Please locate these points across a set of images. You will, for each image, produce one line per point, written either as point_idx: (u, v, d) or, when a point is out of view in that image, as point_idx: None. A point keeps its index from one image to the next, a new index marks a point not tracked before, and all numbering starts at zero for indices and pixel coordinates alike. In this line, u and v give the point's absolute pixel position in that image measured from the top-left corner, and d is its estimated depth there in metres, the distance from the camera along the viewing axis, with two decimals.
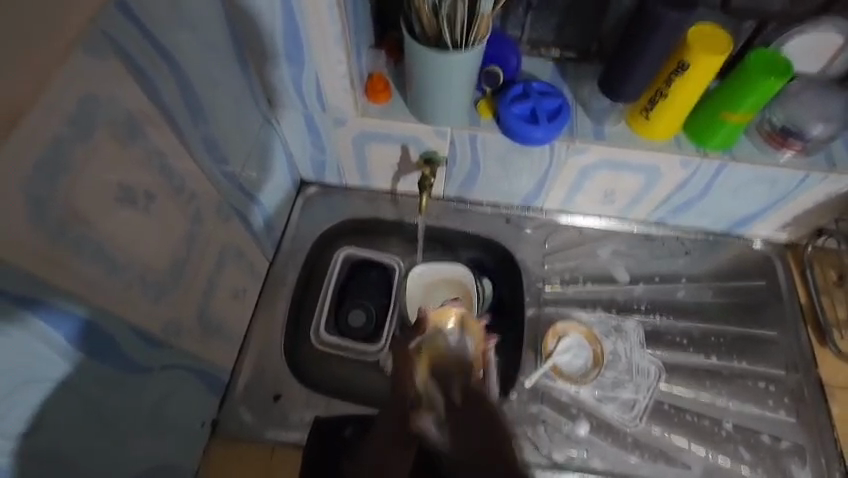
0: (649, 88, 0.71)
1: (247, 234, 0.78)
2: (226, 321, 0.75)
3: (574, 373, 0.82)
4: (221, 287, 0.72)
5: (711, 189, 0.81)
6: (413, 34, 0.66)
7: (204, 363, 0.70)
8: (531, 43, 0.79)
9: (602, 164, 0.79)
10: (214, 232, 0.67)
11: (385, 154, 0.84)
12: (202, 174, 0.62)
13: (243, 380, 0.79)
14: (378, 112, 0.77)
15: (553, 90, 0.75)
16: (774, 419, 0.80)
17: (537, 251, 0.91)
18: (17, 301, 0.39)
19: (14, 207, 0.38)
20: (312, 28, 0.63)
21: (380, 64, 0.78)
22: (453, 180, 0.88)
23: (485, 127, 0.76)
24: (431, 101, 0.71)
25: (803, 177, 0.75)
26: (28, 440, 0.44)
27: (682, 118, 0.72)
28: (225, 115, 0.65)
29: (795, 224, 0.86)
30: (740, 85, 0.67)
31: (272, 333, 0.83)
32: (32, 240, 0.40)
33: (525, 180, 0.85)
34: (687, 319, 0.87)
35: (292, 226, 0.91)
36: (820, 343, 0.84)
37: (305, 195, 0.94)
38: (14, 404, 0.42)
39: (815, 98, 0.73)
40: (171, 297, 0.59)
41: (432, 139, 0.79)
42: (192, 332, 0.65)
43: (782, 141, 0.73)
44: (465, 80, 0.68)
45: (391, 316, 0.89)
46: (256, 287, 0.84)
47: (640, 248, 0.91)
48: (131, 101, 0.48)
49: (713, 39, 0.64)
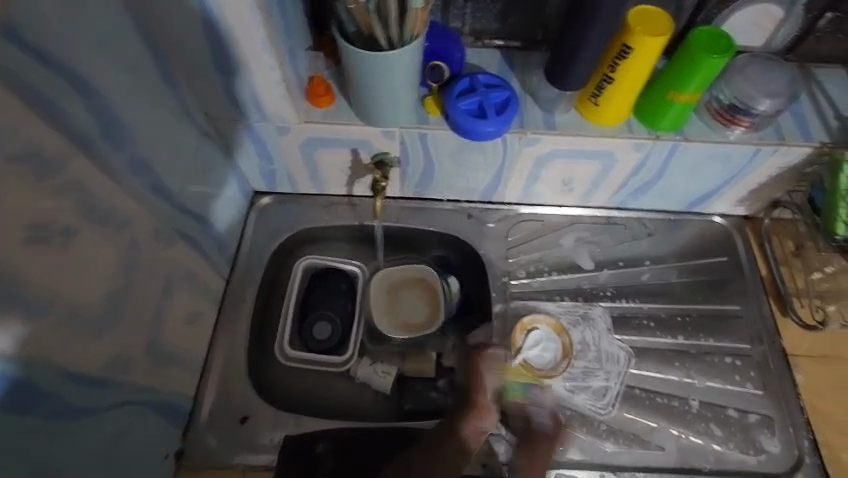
0: (594, 74, 0.70)
1: (196, 254, 0.74)
2: (181, 348, 0.72)
3: (545, 368, 0.81)
4: (172, 315, 0.68)
5: (666, 171, 0.80)
6: (345, 33, 0.63)
7: (161, 395, 0.67)
8: (475, 34, 0.77)
9: (556, 153, 0.78)
10: (157, 257, 0.63)
11: (335, 159, 0.81)
12: (135, 199, 0.58)
13: (206, 406, 0.76)
14: (321, 116, 0.74)
15: (500, 82, 0.73)
16: (742, 393, 0.81)
17: (501, 245, 0.90)
18: None
19: None
20: (238, 34, 0.60)
21: (320, 67, 0.75)
22: (409, 181, 0.86)
23: (434, 125, 0.73)
24: (374, 101, 0.69)
25: (754, 152, 0.75)
26: None
27: (631, 101, 0.70)
28: (155, 135, 0.61)
29: (751, 198, 0.87)
30: (684, 66, 0.66)
31: (233, 352, 0.80)
32: None
33: (481, 175, 0.83)
34: (653, 301, 0.87)
35: (247, 241, 0.88)
36: (782, 313, 0.85)
37: (259, 207, 0.91)
38: None
39: (758, 72, 0.71)
40: (110, 332, 0.56)
41: (381, 141, 0.76)
42: (142, 365, 0.62)
43: (730, 118, 0.72)
44: (406, 79, 0.66)
45: (358, 324, 0.87)
46: (212, 308, 0.81)
47: (602, 234, 0.91)
48: (36, 132, 0.44)
49: (654, 20, 0.63)
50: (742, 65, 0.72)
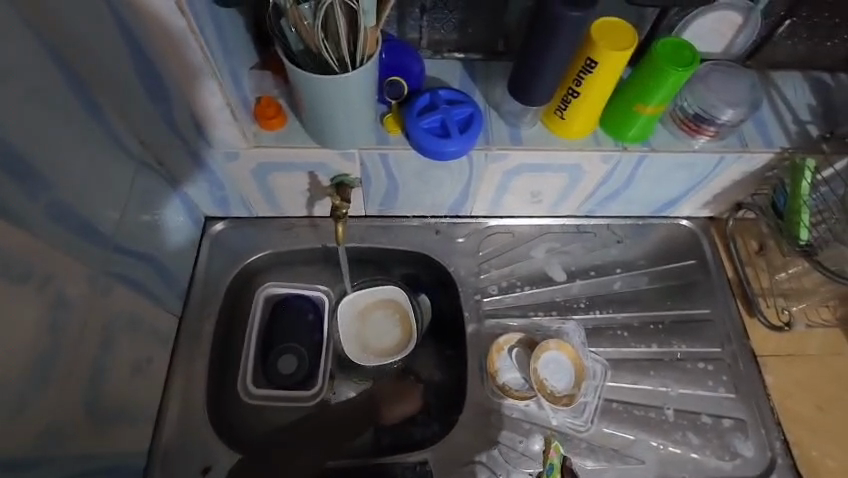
0: (560, 88, 0.67)
1: (141, 297, 0.67)
2: (128, 402, 0.65)
3: (522, 388, 0.79)
4: (115, 368, 0.62)
5: (634, 180, 0.79)
6: (292, 57, 0.58)
7: (108, 458, 0.61)
8: (435, 46, 0.73)
9: (523, 168, 0.75)
10: (91, 310, 0.57)
11: (292, 182, 0.76)
12: (57, 251, 0.51)
13: (162, 459, 0.70)
14: (273, 140, 0.68)
15: (463, 97, 0.69)
16: (715, 398, 0.81)
17: (471, 260, 0.87)
18: None
19: None
20: (170, 61, 0.54)
21: (268, 85, 0.69)
22: (372, 200, 0.81)
23: (395, 144, 0.69)
24: (329, 124, 0.64)
25: (718, 159, 0.75)
26: None
27: (597, 115, 0.69)
28: (79, 175, 0.54)
29: (716, 201, 0.87)
30: (649, 78, 0.65)
31: (190, 397, 0.74)
32: None
33: (448, 191, 0.80)
34: (625, 310, 0.86)
35: (200, 273, 0.82)
36: (749, 314, 0.86)
37: (212, 234, 0.84)
38: None
39: (720, 80, 0.71)
40: (35, 405, 0.49)
41: (340, 162, 0.71)
42: (80, 431, 0.56)
43: (695, 128, 0.71)
44: (362, 101, 0.61)
45: (326, 353, 0.83)
46: (164, 350, 0.75)
47: (573, 244, 0.89)
48: None
49: (618, 33, 0.60)
50: (704, 73, 0.72)
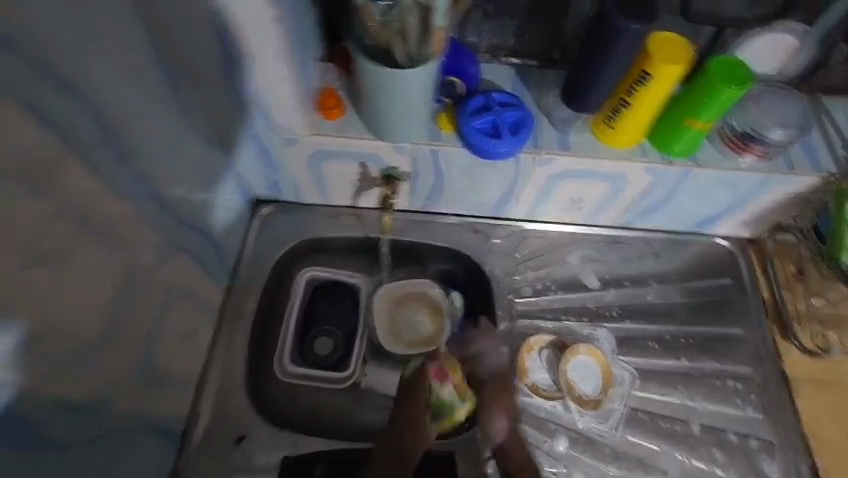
0: (611, 98, 0.69)
1: (196, 268, 0.71)
2: (178, 365, 0.69)
3: (550, 389, 0.80)
4: (169, 332, 0.66)
5: (676, 194, 0.80)
6: (364, 49, 0.61)
7: (156, 417, 0.65)
8: (491, 50, 0.75)
9: (567, 174, 0.77)
10: (156, 274, 0.60)
11: (343, 171, 0.79)
12: (135, 215, 0.55)
13: (201, 424, 0.74)
14: (331, 129, 0.72)
15: (515, 101, 0.72)
16: (743, 417, 0.81)
17: (507, 261, 0.89)
18: None
19: None
20: None
21: (331, 79, 0.73)
22: (416, 194, 0.84)
23: (447, 142, 0.72)
24: (388, 118, 0.67)
25: (763, 179, 0.75)
26: None
27: (646, 126, 0.70)
28: (159, 147, 0.58)
29: (756, 222, 0.87)
30: (702, 94, 0.66)
31: (231, 368, 0.78)
32: None
33: (491, 191, 0.82)
34: (657, 322, 0.87)
35: (247, 251, 0.86)
36: (783, 338, 0.86)
37: (261, 215, 0.88)
38: None
39: (772, 101, 0.72)
40: (106, 356, 0.53)
41: (391, 155, 0.74)
42: (138, 386, 0.59)
43: (743, 146, 0.72)
44: (422, 98, 0.64)
45: (360, 339, 0.85)
46: (211, 321, 0.78)
47: (609, 253, 0.91)
48: (35, 152, 0.41)
49: (675, 48, 0.62)
50: (757, 93, 0.73)
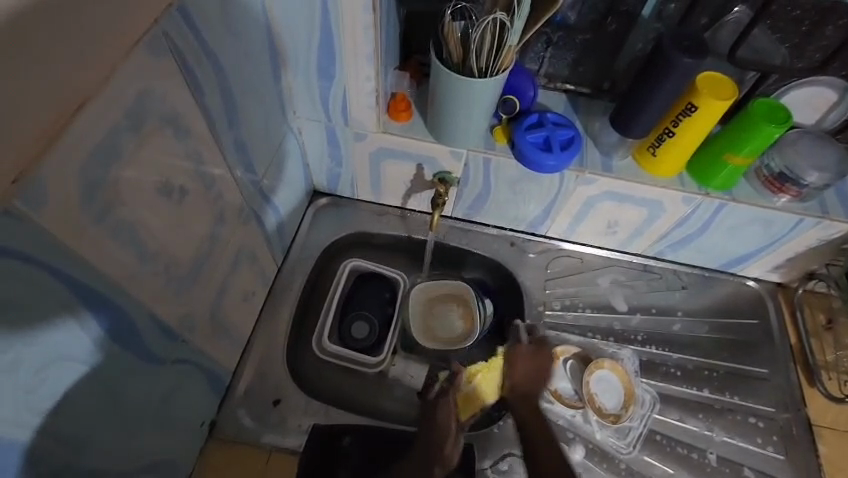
0: (657, 127, 0.75)
1: (261, 237, 0.79)
2: (234, 321, 0.76)
3: (573, 399, 0.83)
4: (233, 289, 0.73)
5: (709, 228, 0.85)
6: (441, 58, 0.70)
7: (211, 363, 0.71)
8: (548, 77, 0.83)
9: (607, 195, 0.82)
10: (235, 232, 0.68)
11: (399, 170, 0.87)
12: (230, 175, 0.64)
13: (243, 382, 0.80)
14: (398, 130, 0.80)
15: (567, 122, 0.79)
16: (763, 456, 0.81)
17: (539, 275, 0.93)
18: (65, 279, 0.40)
19: (72, 190, 0.39)
20: (347, 48, 0.67)
21: (403, 85, 0.80)
22: (463, 201, 0.91)
23: (500, 151, 0.79)
24: (451, 123, 0.75)
25: (797, 221, 0.79)
26: (53, 421, 0.44)
27: (686, 156, 0.76)
28: (255, 122, 0.67)
29: (787, 267, 0.90)
30: (742, 131, 0.72)
31: (275, 336, 0.84)
32: (82, 223, 0.41)
33: (532, 206, 0.88)
34: (681, 351, 0.89)
35: (301, 235, 0.94)
36: (809, 383, 0.87)
37: (317, 205, 0.97)
38: (43, 384, 0.42)
39: (809, 147, 0.76)
40: (190, 292, 0.60)
41: (447, 159, 0.82)
42: (204, 327, 0.66)
43: (779, 185, 0.76)
44: (485, 107, 0.72)
45: (394, 329, 0.90)
46: (263, 291, 0.85)
47: (638, 280, 0.94)
48: (179, 100, 0.50)
49: (719, 86, 0.68)
50: (794, 138, 0.77)
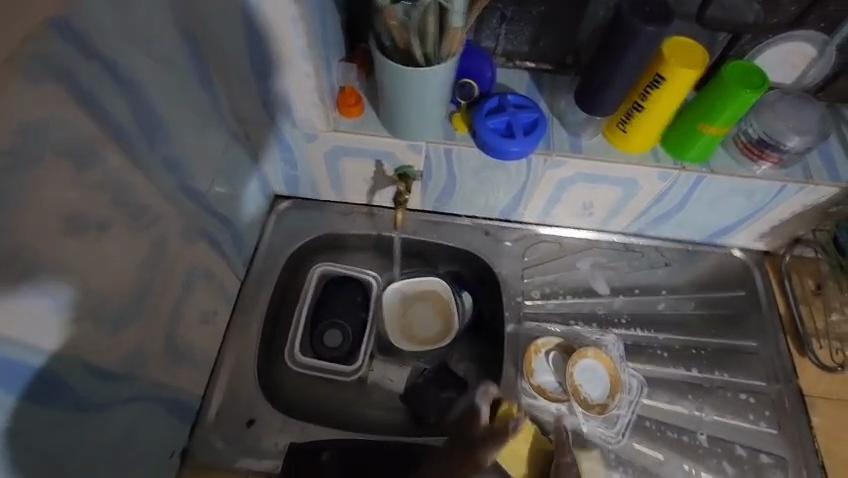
0: (625, 101, 0.70)
1: (215, 254, 0.74)
2: (194, 346, 0.72)
3: (558, 392, 0.80)
4: (188, 313, 0.69)
5: (688, 202, 0.80)
6: (383, 48, 0.63)
7: (172, 393, 0.68)
8: (507, 54, 0.77)
9: (579, 177, 0.78)
10: (179, 256, 0.63)
11: (359, 168, 0.82)
12: (164, 197, 0.58)
13: (213, 407, 0.76)
14: (349, 126, 0.75)
15: (529, 103, 0.73)
16: (755, 432, 0.79)
17: (517, 264, 0.89)
18: None
19: None
20: (278, 45, 0.62)
21: (352, 78, 0.76)
22: (429, 193, 0.86)
23: (459, 141, 0.74)
24: (405, 115, 0.69)
25: (780, 188, 0.75)
26: None
27: (659, 131, 0.71)
28: (188, 135, 0.62)
29: (773, 234, 0.86)
30: (715, 98, 0.67)
31: (243, 354, 0.80)
32: None
33: (502, 193, 0.83)
34: (668, 331, 0.86)
35: (264, 244, 0.89)
36: (800, 353, 0.84)
37: (278, 210, 0.92)
38: None
39: (790, 109, 0.71)
40: (131, 328, 0.56)
41: (406, 153, 0.77)
42: (156, 361, 0.62)
43: (758, 153, 0.72)
44: (439, 95, 0.66)
45: (369, 334, 0.87)
46: (226, 308, 0.81)
47: (620, 260, 0.90)
48: (80, 125, 0.44)
49: (688, 53, 0.63)
50: (772, 100, 0.72)
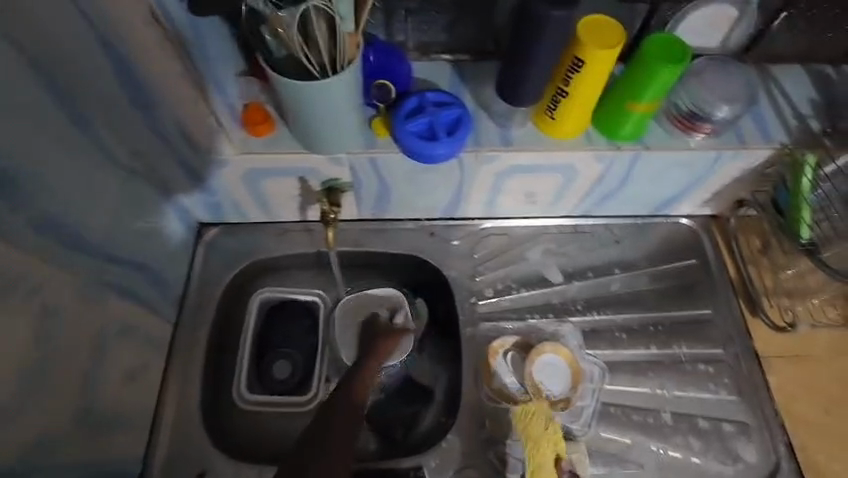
0: (549, 86, 0.66)
1: (133, 305, 0.68)
2: (121, 408, 0.66)
3: (520, 394, 0.77)
4: (108, 376, 0.63)
5: (629, 180, 0.78)
6: (274, 60, 0.57)
7: (102, 465, 0.62)
8: (423, 47, 0.72)
9: (514, 169, 0.74)
10: (79, 321, 0.57)
11: (283, 187, 0.76)
12: (45, 262, 0.51)
13: (157, 465, 0.71)
14: (260, 146, 0.69)
15: (450, 99, 0.68)
16: (717, 401, 0.80)
17: (466, 263, 0.86)
18: None
19: None
20: (154, 71, 0.58)
21: (256, 91, 0.71)
22: (364, 203, 0.80)
23: (384, 148, 0.69)
24: (317, 129, 0.64)
25: (716, 156, 0.73)
26: None
27: (588, 114, 0.67)
28: (72, 185, 0.54)
29: (717, 200, 0.85)
30: (640, 75, 0.63)
31: (185, 403, 0.75)
32: None
33: (440, 194, 0.79)
34: (625, 311, 0.85)
35: (195, 279, 0.82)
36: (752, 314, 0.84)
37: (207, 239, 0.85)
38: None
39: (719, 77, 0.70)
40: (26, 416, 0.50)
41: (328, 168, 0.71)
42: (71, 440, 0.56)
43: (690, 124, 0.70)
44: (348, 105, 0.61)
45: (321, 360, 0.82)
46: (159, 356, 0.75)
47: (571, 244, 0.88)
48: None
49: (605, 32, 0.59)
50: (700, 69, 0.70)
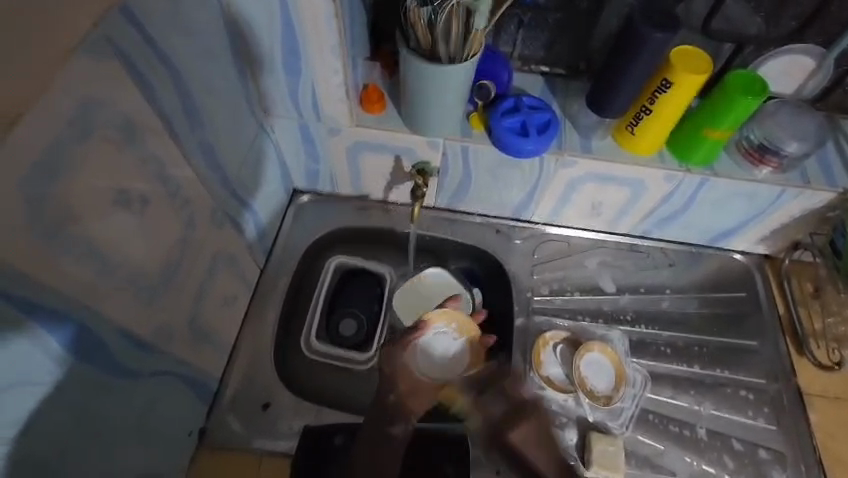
0: (634, 104, 0.74)
1: (240, 239, 0.78)
2: (216, 327, 0.75)
3: (564, 383, 0.83)
4: (214, 294, 0.72)
5: (693, 204, 0.84)
6: (408, 46, 0.68)
7: (194, 371, 0.70)
8: (523, 59, 0.82)
9: (589, 178, 0.81)
10: (206, 238, 0.67)
11: (379, 163, 0.85)
12: (196, 177, 0.62)
13: (231, 387, 0.79)
14: (371, 121, 0.79)
15: (542, 105, 0.78)
16: (754, 426, 0.82)
17: (526, 261, 0.92)
18: (26, 305, 0.41)
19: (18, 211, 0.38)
20: (312, 46, 0.66)
21: (374, 76, 0.81)
22: (444, 190, 0.89)
23: (476, 139, 0.78)
24: (425, 112, 0.73)
25: (779, 192, 0.79)
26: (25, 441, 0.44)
27: (665, 134, 0.75)
28: (221, 121, 0.66)
29: (773, 238, 0.89)
30: (719, 104, 0.71)
31: (260, 340, 0.83)
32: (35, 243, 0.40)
33: (515, 191, 0.87)
34: (672, 329, 0.89)
35: (284, 234, 0.92)
36: (798, 353, 0.86)
37: (298, 203, 0.95)
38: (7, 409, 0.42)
39: (789, 118, 0.76)
40: (163, 302, 0.59)
41: (425, 150, 0.80)
42: (183, 337, 0.65)
43: (759, 158, 0.76)
44: (458, 92, 0.70)
45: (381, 326, 0.89)
46: (246, 295, 0.84)
47: (626, 260, 0.93)
48: (131, 104, 0.49)
49: (694, 60, 0.67)
50: (773, 110, 0.77)
